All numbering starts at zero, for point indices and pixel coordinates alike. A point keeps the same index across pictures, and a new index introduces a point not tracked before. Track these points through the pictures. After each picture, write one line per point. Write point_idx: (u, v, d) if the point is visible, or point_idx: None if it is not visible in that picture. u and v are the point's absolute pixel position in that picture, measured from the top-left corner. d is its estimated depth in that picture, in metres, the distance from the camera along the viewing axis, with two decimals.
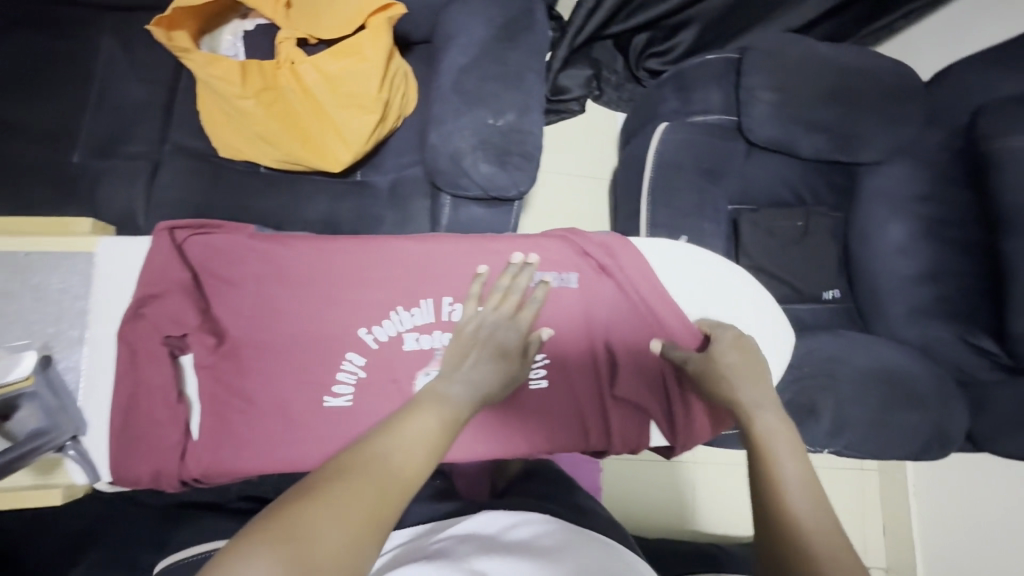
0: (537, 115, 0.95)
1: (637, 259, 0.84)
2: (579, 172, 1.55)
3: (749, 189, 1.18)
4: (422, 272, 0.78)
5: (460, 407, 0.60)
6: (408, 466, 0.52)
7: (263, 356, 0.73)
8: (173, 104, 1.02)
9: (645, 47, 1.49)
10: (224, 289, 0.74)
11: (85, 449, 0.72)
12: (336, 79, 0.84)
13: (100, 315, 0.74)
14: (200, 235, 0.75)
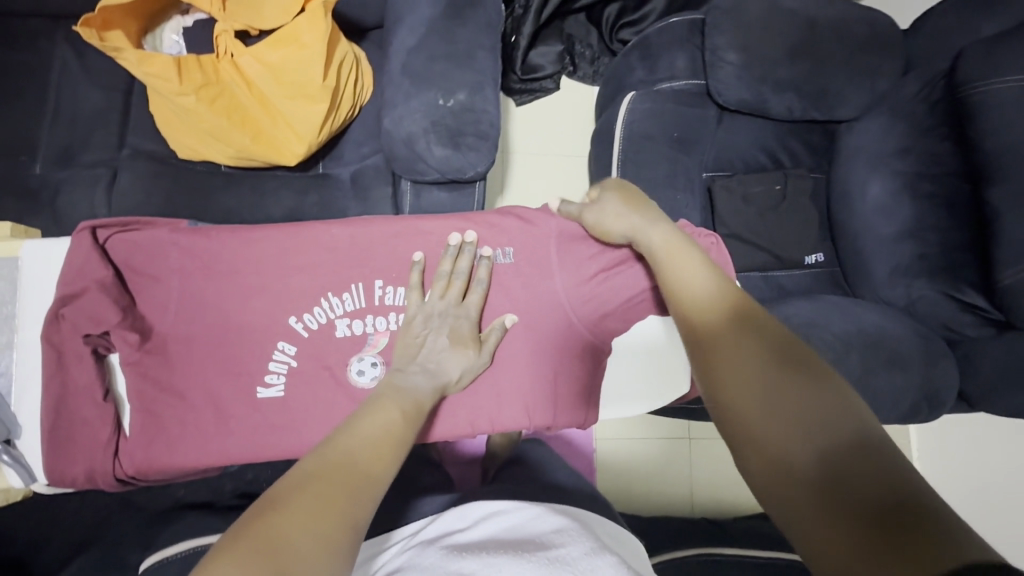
0: (490, 92, 0.92)
1: (579, 223, 0.80)
2: (558, 151, 1.52)
3: (723, 155, 1.15)
4: (361, 255, 0.78)
5: (417, 398, 0.65)
6: (373, 464, 0.52)
7: (190, 350, 0.74)
8: (128, 109, 1.01)
9: (617, 18, 1.44)
10: (150, 285, 0.75)
11: (20, 454, 0.73)
12: (277, 69, 0.84)
13: (26, 318, 0.75)
14: (125, 232, 0.75)
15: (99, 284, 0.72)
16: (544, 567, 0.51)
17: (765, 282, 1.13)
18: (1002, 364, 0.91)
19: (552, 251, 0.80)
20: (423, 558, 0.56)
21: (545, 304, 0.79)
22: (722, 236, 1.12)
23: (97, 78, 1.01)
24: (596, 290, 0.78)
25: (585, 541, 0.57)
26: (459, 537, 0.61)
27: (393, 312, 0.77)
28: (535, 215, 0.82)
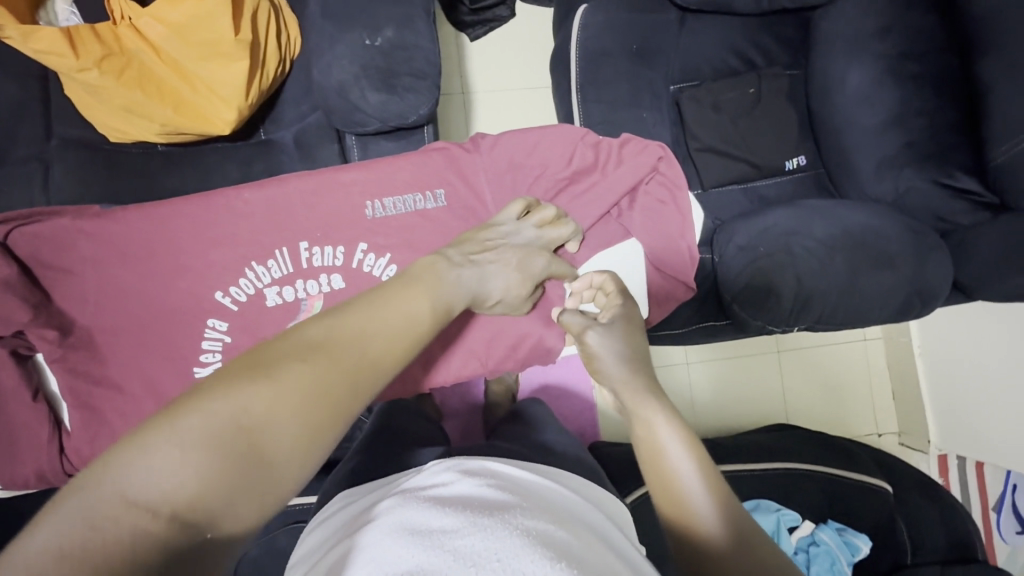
0: (422, 24, 0.84)
1: (511, 159, 0.81)
2: (521, 84, 1.43)
3: (691, 62, 1.06)
4: (302, 216, 0.77)
5: (452, 296, 0.60)
6: (382, 353, 0.48)
7: (117, 339, 0.73)
8: (45, 94, 0.95)
9: None
10: (62, 278, 0.73)
11: None
12: (182, 28, 0.76)
13: None
14: (22, 225, 0.72)
15: (2, 282, 0.69)
16: (520, 529, 0.50)
17: (744, 195, 1.07)
18: (1000, 248, 0.86)
19: (487, 190, 0.80)
20: (398, 515, 0.55)
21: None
22: (693, 150, 1.06)
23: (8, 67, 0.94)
24: None
25: (544, 511, 0.55)
26: (433, 491, 0.60)
27: (324, 274, 0.77)
28: (466, 154, 0.81)
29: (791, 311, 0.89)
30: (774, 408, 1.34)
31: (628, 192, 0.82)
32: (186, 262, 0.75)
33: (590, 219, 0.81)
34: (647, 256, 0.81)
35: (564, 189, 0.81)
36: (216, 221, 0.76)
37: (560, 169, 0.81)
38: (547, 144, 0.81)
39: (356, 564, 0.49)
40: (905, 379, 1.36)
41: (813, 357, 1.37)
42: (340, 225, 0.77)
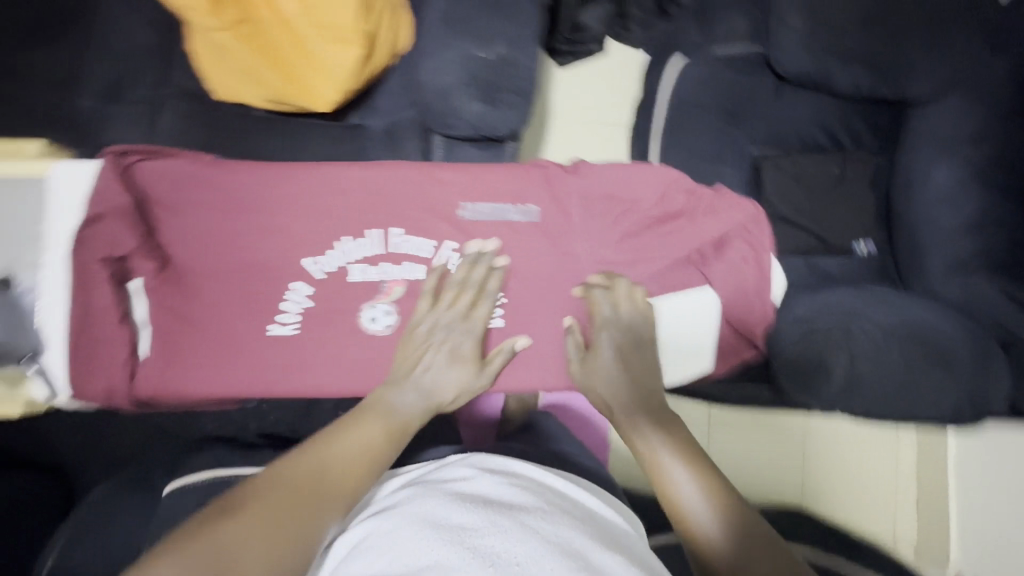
0: (531, 47, 0.89)
1: (604, 188, 0.82)
2: (600, 118, 1.46)
3: (778, 130, 1.07)
4: (392, 203, 0.80)
5: (404, 420, 0.66)
6: (346, 480, 0.55)
7: (207, 282, 0.77)
8: (171, 46, 1.01)
9: None
10: (168, 215, 0.77)
11: (45, 367, 0.74)
12: (313, 8, 0.82)
13: (47, 238, 0.73)
14: (147, 158, 0.76)
15: (118, 210, 0.73)
16: (543, 540, 0.49)
17: (807, 268, 1.06)
18: None
19: (574, 213, 0.82)
20: (419, 506, 0.55)
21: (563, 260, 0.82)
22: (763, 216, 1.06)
23: (144, 15, 1.01)
24: (621, 253, 0.82)
25: (575, 527, 0.53)
26: (455, 484, 0.60)
27: (409, 262, 0.80)
28: (562, 175, 0.83)
29: (843, 392, 0.87)
30: (790, 490, 1.29)
31: (715, 241, 0.83)
32: (281, 224, 0.78)
33: (668, 260, 0.82)
34: (722, 311, 0.82)
35: (652, 227, 0.82)
36: (308, 192, 0.79)
37: (651, 207, 0.82)
38: (639, 181, 0.82)
39: (373, 551, 0.50)
40: (935, 489, 1.30)
41: (840, 445, 1.33)
42: (430, 218, 0.81)
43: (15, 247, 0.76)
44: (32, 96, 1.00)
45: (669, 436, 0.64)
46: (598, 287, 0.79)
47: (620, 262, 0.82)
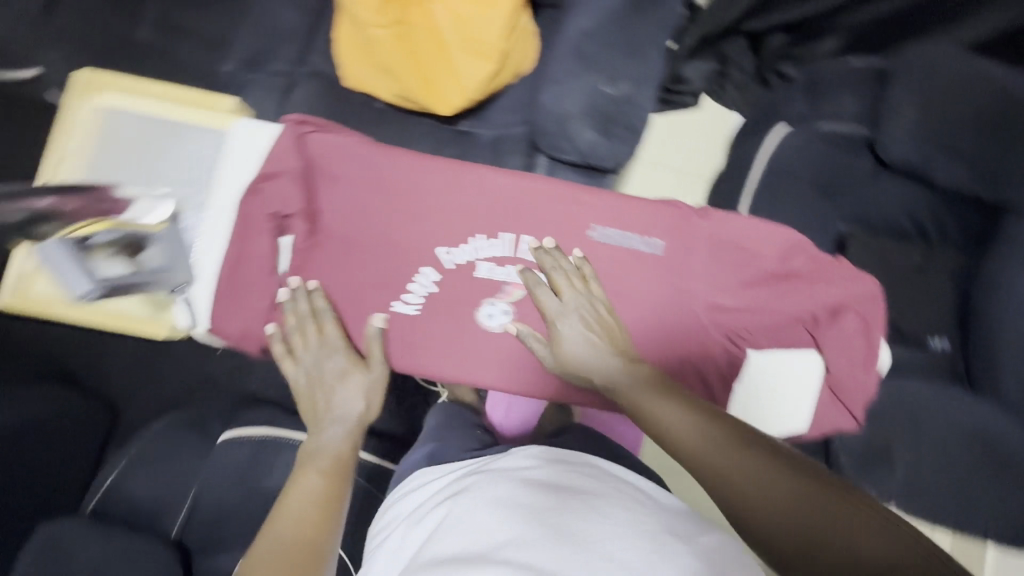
0: (650, 91, 0.94)
1: (732, 238, 0.80)
2: (681, 168, 1.48)
3: (865, 212, 1.08)
4: (522, 211, 0.83)
5: (332, 455, 0.70)
6: (306, 536, 0.60)
7: (348, 252, 0.83)
8: (314, 30, 1.10)
9: (783, 49, 1.27)
10: (327, 183, 0.82)
11: (192, 298, 0.85)
12: (465, 23, 0.88)
13: (218, 183, 0.85)
14: (319, 131, 0.81)
15: (289, 171, 0.81)
16: (618, 522, 0.51)
17: None
18: None
19: (701, 256, 0.81)
20: (492, 488, 0.58)
21: (681, 299, 0.81)
22: None
23: None
24: (731, 303, 0.81)
25: (653, 513, 0.55)
26: (524, 470, 0.62)
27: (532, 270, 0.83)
28: (695, 216, 0.81)
29: (900, 485, 0.96)
30: None
31: (834, 312, 0.80)
32: (419, 211, 0.83)
33: (782, 318, 0.82)
34: (827, 378, 0.82)
35: (770, 285, 0.81)
36: (433, 185, 0.83)
37: (774, 266, 0.80)
38: (769, 238, 0.80)
39: (455, 527, 0.53)
40: None
41: None
42: (558, 233, 0.82)
43: (189, 184, 0.89)
44: (185, 53, 1.09)
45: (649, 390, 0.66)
46: (529, 331, 0.79)
47: (727, 308, 0.81)
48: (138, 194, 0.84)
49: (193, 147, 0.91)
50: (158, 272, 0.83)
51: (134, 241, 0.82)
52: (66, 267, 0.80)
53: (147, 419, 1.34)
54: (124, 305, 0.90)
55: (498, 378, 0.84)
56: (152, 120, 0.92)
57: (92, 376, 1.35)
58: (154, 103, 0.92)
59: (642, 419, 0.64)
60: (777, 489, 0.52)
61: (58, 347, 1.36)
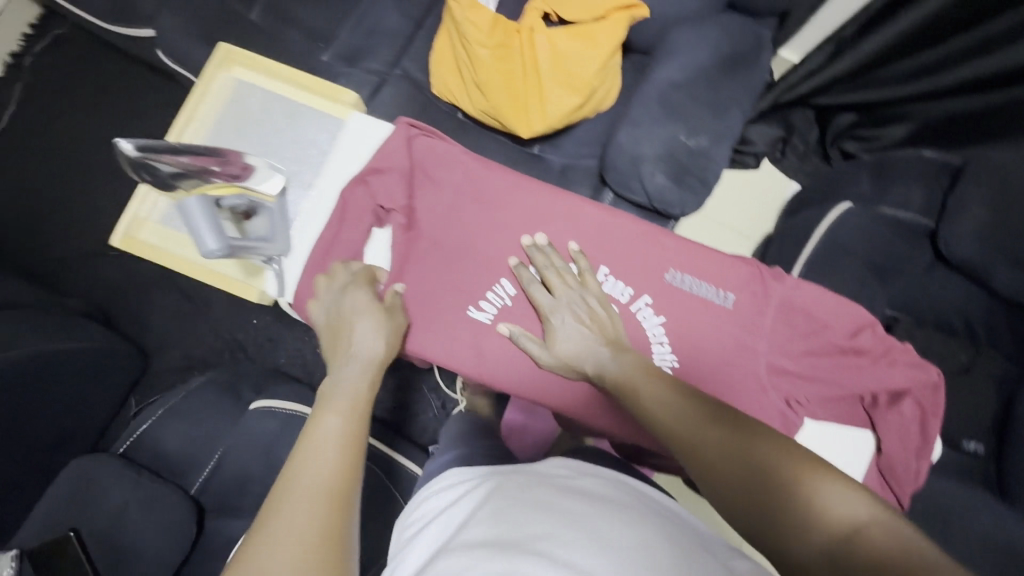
0: (726, 148, 0.98)
1: (805, 306, 0.79)
2: (728, 224, 1.41)
3: (911, 300, 1.09)
4: (600, 240, 0.83)
5: (352, 390, 0.61)
6: (333, 476, 0.52)
7: (432, 252, 0.85)
8: (413, 37, 1.15)
9: (849, 128, 1.29)
10: (427, 185, 0.86)
11: (283, 269, 0.90)
12: (562, 55, 0.93)
13: (332, 169, 0.92)
14: (429, 137, 0.86)
15: (398, 169, 0.85)
16: (654, 535, 0.52)
17: None
18: None
19: (768, 316, 0.79)
20: (529, 490, 0.59)
21: (742, 356, 0.79)
22: None
23: (402, 6, 1.15)
24: (794, 369, 0.79)
25: (692, 535, 0.55)
26: (558, 478, 0.63)
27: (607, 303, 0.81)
28: (773, 278, 0.80)
29: None
30: None
31: (896, 395, 0.78)
32: (504, 224, 0.85)
33: (841, 393, 0.79)
34: (877, 458, 0.80)
35: (835, 359, 0.78)
36: (520, 202, 0.85)
37: (844, 340, 0.78)
38: (841, 312, 0.78)
39: (489, 518, 0.53)
40: None
41: None
42: (635, 268, 0.82)
43: (300, 163, 0.95)
44: (286, 36, 1.14)
45: (638, 366, 0.65)
46: (521, 330, 0.77)
47: (791, 373, 0.79)
48: (260, 163, 0.81)
49: (307, 128, 0.96)
50: (262, 240, 0.85)
51: (249, 207, 0.83)
52: (202, 225, 0.76)
53: (173, 372, 1.38)
54: (217, 265, 0.93)
55: (553, 396, 0.82)
56: (279, 97, 0.98)
57: (130, 322, 1.39)
58: (280, 86, 0.98)
59: (625, 397, 0.63)
60: (754, 453, 0.53)
61: (105, 288, 1.41)
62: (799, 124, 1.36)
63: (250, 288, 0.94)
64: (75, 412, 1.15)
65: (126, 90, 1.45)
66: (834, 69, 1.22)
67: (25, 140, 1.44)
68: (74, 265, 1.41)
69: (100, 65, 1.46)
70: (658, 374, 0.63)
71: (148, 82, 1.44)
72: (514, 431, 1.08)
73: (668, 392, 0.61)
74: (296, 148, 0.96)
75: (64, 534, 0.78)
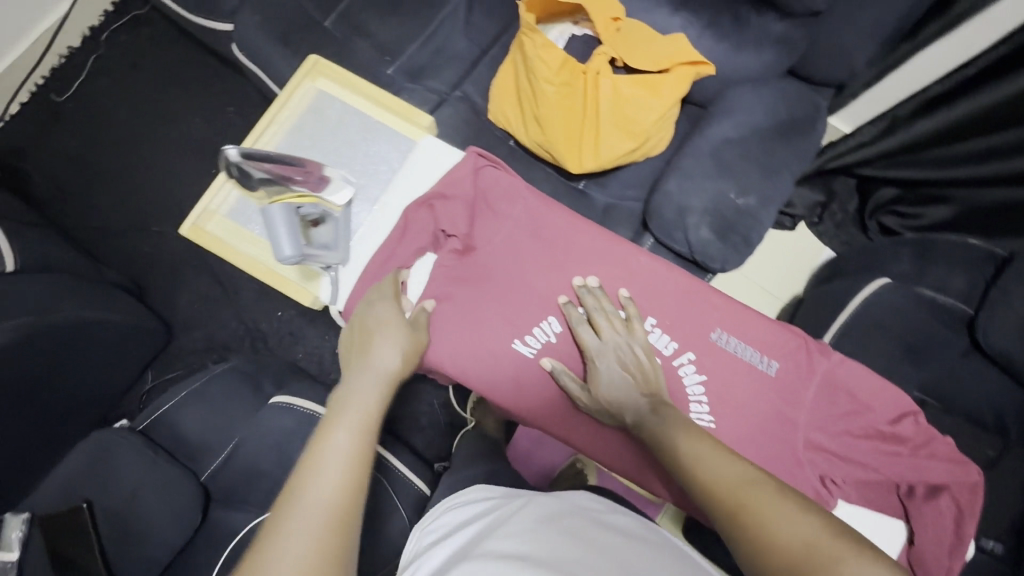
0: (773, 211, 0.99)
1: (846, 383, 0.78)
2: (758, 282, 1.41)
3: (941, 386, 1.06)
4: (649, 290, 0.84)
5: (367, 402, 0.62)
6: (341, 492, 0.52)
7: (483, 280, 0.86)
8: (477, 63, 1.19)
9: (891, 201, 1.29)
10: (487, 215, 0.89)
11: (340, 277, 0.92)
12: (624, 101, 0.95)
13: (399, 187, 0.96)
14: (495, 169, 0.90)
15: (462, 197, 0.89)
16: None
17: None
18: None
19: (811, 389, 0.79)
20: (562, 519, 0.59)
21: (778, 426, 0.78)
22: None
23: (470, 32, 1.18)
24: (828, 445, 0.78)
25: None
26: (591, 511, 0.64)
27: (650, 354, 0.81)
28: (819, 351, 0.80)
29: None
30: None
31: (933, 487, 0.76)
32: (555, 261, 0.86)
33: (875, 478, 0.77)
34: (907, 549, 0.77)
35: (870, 441, 0.77)
36: (575, 243, 0.86)
37: (881, 423, 0.77)
38: (884, 395, 0.77)
39: (517, 536, 0.55)
40: None
41: None
42: (683, 323, 0.82)
43: (367, 177, 0.98)
44: (354, 45, 1.16)
45: (680, 424, 0.67)
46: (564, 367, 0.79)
47: (824, 448, 0.78)
48: (337, 176, 0.91)
49: (377, 142, 0.99)
50: (324, 248, 0.90)
51: (318, 215, 0.90)
52: (282, 232, 0.85)
53: (192, 353, 1.39)
54: (274, 263, 0.95)
55: (586, 440, 0.83)
56: (354, 111, 1.01)
57: (158, 298, 1.41)
58: (359, 100, 1.02)
59: (662, 454, 0.66)
60: (786, 533, 0.51)
61: (141, 263, 1.43)
62: (840, 191, 1.37)
63: (304, 292, 0.94)
64: (99, 380, 1.17)
65: (191, 75, 1.50)
66: (884, 145, 1.22)
67: (87, 110, 1.48)
68: (115, 235, 1.44)
69: (170, 47, 1.51)
70: (698, 433, 0.65)
71: (217, 72, 1.50)
72: (523, 460, 1.08)
73: (707, 451, 0.62)
74: (366, 161, 0.99)
75: (78, 505, 0.81)
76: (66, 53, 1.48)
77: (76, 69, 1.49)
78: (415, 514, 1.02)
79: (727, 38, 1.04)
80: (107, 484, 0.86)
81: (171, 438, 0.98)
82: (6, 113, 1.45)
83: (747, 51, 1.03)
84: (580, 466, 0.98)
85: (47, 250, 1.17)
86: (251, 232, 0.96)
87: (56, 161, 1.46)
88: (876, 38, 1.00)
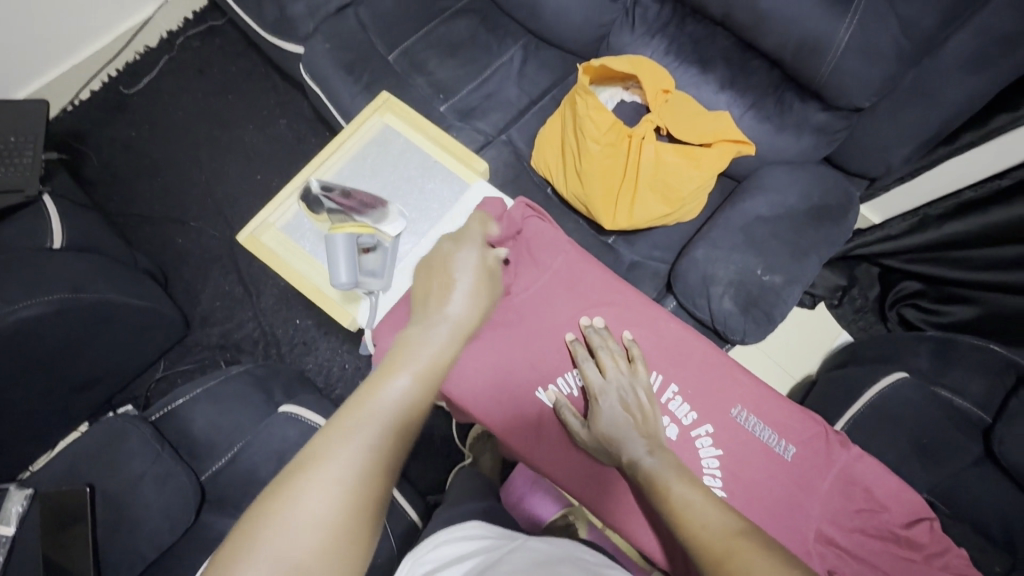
0: (798, 291, 1.00)
1: (863, 480, 0.78)
2: (773, 356, 1.41)
3: (951, 489, 0.99)
4: (675, 357, 0.85)
5: (434, 350, 0.58)
6: (387, 449, 0.49)
7: (514, 323, 0.88)
8: (525, 112, 1.24)
9: (912, 294, 1.30)
10: (526, 261, 0.92)
11: (379, 303, 0.95)
12: (664, 167, 0.99)
13: (447, 224, 1.01)
14: (540, 219, 0.94)
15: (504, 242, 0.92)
16: None
17: None
18: None
19: (828, 480, 0.78)
20: (556, 566, 0.58)
21: (792, 515, 0.77)
22: None
23: (523, 82, 1.24)
24: (837, 539, 0.75)
25: None
26: (589, 563, 0.62)
27: (670, 420, 0.82)
28: (837, 443, 0.80)
29: None
30: None
31: None
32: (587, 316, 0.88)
33: None
34: None
35: (881, 543, 0.75)
36: (610, 302, 0.89)
37: (894, 525, 0.76)
38: (901, 498, 0.77)
39: None
40: None
41: None
42: (706, 395, 0.83)
43: (419, 210, 1.02)
44: (413, 81, 1.23)
45: (672, 466, 0.65)
46: (566, 402, 0.81)
47: (833, 542, 0.76)
48: (394, 210, 0.94)
49: (432, 179, 1.05)
50: (370, 276, 0.92)
51: (369, 244, 0.92)
52: (340, 259, 0.91)
53: (205, 349, 1.41)
54: (321, 282, 0.98)
55: (593, 497, 0.82)
56: (414, 148, 1.07)
57: (183, 290, 1.45)
58: (420, 136, 1.07)
59: (654, 495, 0.63)
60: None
61: (174, 253, 1.47)
62: (861, 278, 1.38)
63: (343, 314, 0.97)
64: (117, 365, 1.18)
65: (252, 86, 1.58)
66: (912, 240, 1.24)
67: (151, 104, 1.56)
68: (153, 224, 1.49)
69: (238, 58, 1.60)
70: (692, 478, 0.63)
71: (275, 87, 1.58)
72: (515, 503, 1.05)
73: (698, 494, 0.60)
74: (421, 196, 1.03)
75: (80, 488, 0.83)
76: (142, 51, 1.58)
77: (148, 65, 1.57)
78: (402, 544, 0.99)
79: (768, 120, 1.08)
80: (111, 469, 0.87)
81: (177, 431, 0.99)
82: (76, 98, 1.53)
83: (787, 134, 1.08)
84: (571, 519, 0.97)
85: (93, 228, 1.21)
86: (304, 248, 1.00)
87: (113, 147, 1.53)
88: (914, 139, 1.04)
